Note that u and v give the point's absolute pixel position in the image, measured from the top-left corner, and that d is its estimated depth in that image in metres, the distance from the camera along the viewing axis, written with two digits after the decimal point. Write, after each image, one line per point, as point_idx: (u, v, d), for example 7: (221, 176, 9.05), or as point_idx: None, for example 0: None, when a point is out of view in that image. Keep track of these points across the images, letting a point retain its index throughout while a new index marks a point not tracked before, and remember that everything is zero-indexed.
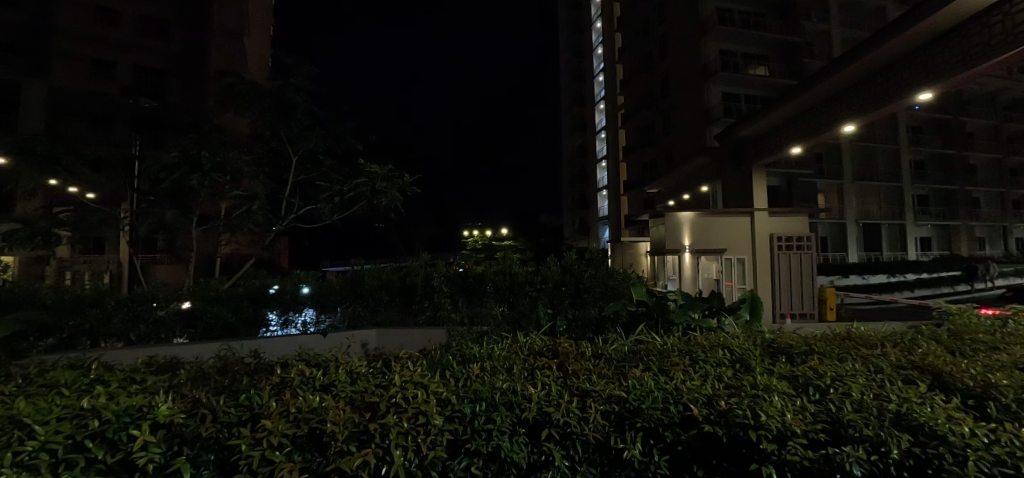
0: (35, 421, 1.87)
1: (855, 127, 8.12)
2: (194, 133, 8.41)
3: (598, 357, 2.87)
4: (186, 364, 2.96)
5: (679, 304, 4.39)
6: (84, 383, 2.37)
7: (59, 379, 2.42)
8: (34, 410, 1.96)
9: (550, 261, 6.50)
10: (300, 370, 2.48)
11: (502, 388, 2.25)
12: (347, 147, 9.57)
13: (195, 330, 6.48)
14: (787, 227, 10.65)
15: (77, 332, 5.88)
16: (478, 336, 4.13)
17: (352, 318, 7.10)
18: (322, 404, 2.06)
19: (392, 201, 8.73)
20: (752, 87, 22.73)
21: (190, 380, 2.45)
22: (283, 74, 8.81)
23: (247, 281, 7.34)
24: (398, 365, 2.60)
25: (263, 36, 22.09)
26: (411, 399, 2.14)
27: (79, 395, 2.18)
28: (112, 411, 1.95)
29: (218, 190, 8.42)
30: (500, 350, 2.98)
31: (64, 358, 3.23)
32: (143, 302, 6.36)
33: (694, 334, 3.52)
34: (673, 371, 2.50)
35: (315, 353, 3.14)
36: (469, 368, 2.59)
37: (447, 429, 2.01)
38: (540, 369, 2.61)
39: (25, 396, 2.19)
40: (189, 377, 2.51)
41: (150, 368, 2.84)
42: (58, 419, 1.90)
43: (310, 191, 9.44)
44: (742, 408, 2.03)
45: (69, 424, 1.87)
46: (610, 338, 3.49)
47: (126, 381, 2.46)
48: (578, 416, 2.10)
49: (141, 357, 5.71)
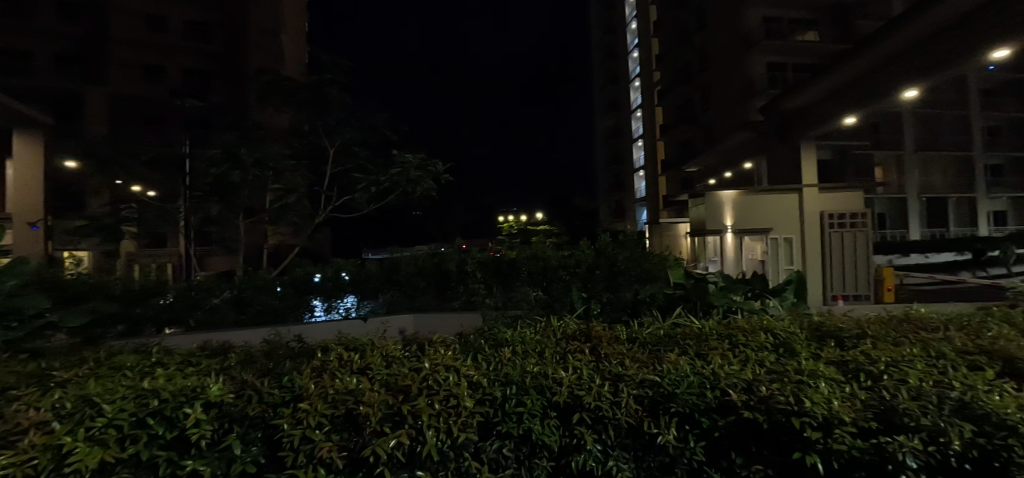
0: (102, 400, 2.00)
1: (918, 92, 7.53)
2: (236, 128, 8.76)
3: (632, 342, 2.80)
4: (236, 349, 3.10)
5: (719, 286, 4.22)
6: (145, 366, 2.54)
7: (124, 362, 2.58)
8: (102, 390, 2.11)
9: (585, 244, 6.27)
10: (339, 354, 2.57)
11: (532, 371, 2.26)
12: (381, 137, 9.75)
13: (246, 316, 6.83)
14: (840, 205, 10.06)
15: (142, 318, 6.31)
16: (511, 321, 4.10)
17: (390, 305, 7.34)
18: (357, 386, 2.13)
19: (426, 189, 9.12)
20: (800, 54, 21.41)
21: (238, 363, 2.58)
22: (317, 68, 9.09)
23: (291, 270, 7.64)
24: (431, 349, 2.64)
25: (298, 31, 22.70)
26: (443, 381, 2.17)
27: (141, 377, 2.34)
28: (166, 392, 2.06)
29: (261, 185, 8.79)
30: (532, 334, 2.96)
31: (131, 344, 3.38)
32: (199, 290, 6.76)
33: (735, 318, 3.34)
34: (711, 355, 2.41)
35: (354, 337, 3.22)
36: (500, 352, 2.59)
37: (478, 411, 2.03)
38: (573, 353, 2.57)
39: (96, 377, 2.36)
40: (236, 360, 2.64)
41: (204, 351, 3.01)
42: (121, 399, 2.03)
43: (346, 182, 9.66)
44: (785, 394, 1.92)
45: (131, 403, 1.99)
46: (644, 322, 3.39)
47: (183, 364, 2.62)
48: (609, 401, 2.07)
49: (198, 342, 6.08)
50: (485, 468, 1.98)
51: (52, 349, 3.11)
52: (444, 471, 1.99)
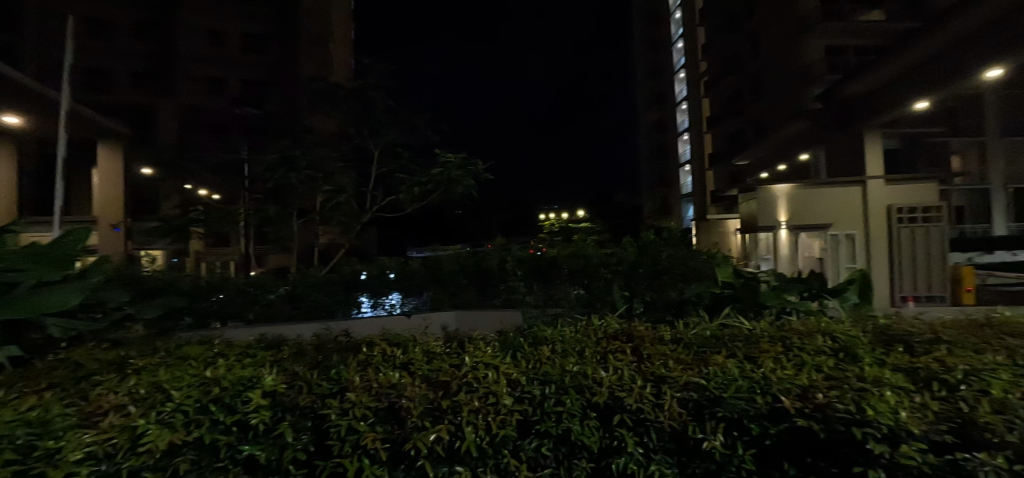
0: (170, 387, 2.13)
1: (1002, 71, 6.83)
2: (289, 134, 9.18)
3: (677, 342, 2.68)
4: (289, 341, 3.24)
5: (772, 285, 3.98)
6: (208, 356, 2.69)
7: (190, 353, 2.76)
8: (170, 377, 2.26)
9: (627, 242, 6.11)
10: (383, 349, 2.62)
11: (572, 370, 2.20)
12: (423, 138, 9.95)
13: (298, 311, 7.15)
14: (908, 198, 9.38)
15: (207, 313, 6.74)
16: (551, 319, 4.06)
17: (433, 302, 7.46)
18: (399, 380, 2.17)
19: (468, 188, 9.24)
20: (863, 36, 19.97)
21: (290, 355, 2.69)
22: (361, 72, 9.38)
23: (339, 268, 7.92)
24: (471, 346, 2.64)
25: (344, 38, 23.64)
26: (482, 378, 2.17)
27: (203, 366, 2.48)
28: (225, 382, 2.16)
29: (313, 187, 9.16)
30: (572, 332, 2.91)
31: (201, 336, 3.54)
32: (257, 287, 7.13)
33: (789, 319, 3.13)
34: (762, 358, 2.27)
35: (397, 332, 3.29)
36: (539, 350, 2.56)
37: (516, 409, 2.01)
38: (613, 353, 2.49)
39: (166, 364, 2.53)
40: (289, 353, 2.75)
41: (260, 343, 3.17)
42: (187, 386, 2.16)
43: (391, 183, 9.91)
44: (844, 401, 1.77)
45: (195, 389, 2.11)
46: (690, 322, 3.25)
47: (241, 355, 2.76)
48: (652, 402, 1.99)
49: (256, 334, 6.43)
50: (524, 467, 1.95)
51: (128, 339, 3.35)
52: (483, 469, 1.98)
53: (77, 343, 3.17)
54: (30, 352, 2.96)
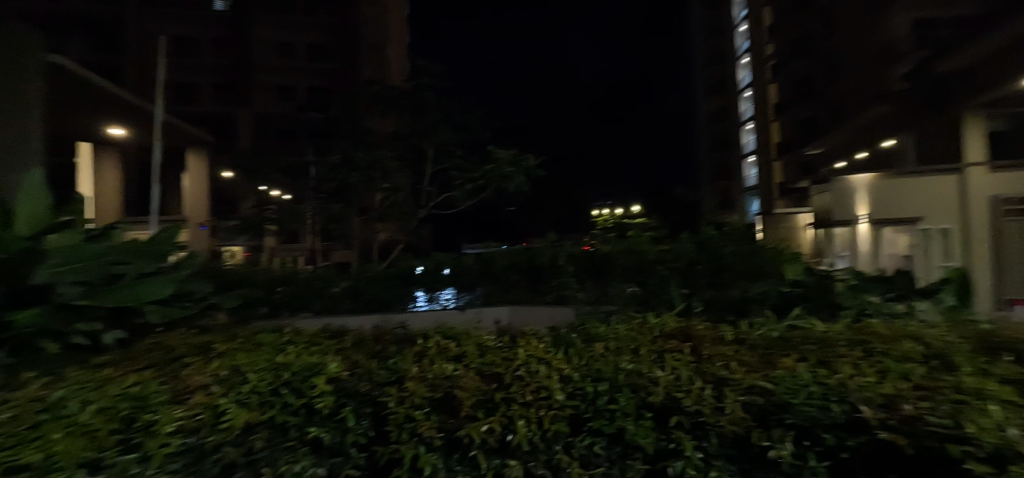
0: (248, 370, 2.28)
1: None
2: (350, 136, 9.57)
3: (740, 343, 2.49)
4: (351, 331, 3.36)
5: (851, 283, 3.66)
6: (280, 343, 2.85)
7: (264, 339, 2.93)
8: (247, 361, 2.41)
9: (684, 238, 5.70)
10: (437, 341, 2.64)
11: (626, 368, 2.09)
12: (476, 135, 10.03)
13: (359, 304, 7.43)
14: (1005, 188, 8.70)
15: (281, 303, 7.07)
16: (604, 315, 3.94)
17: (485, 297, 7.49)
18: (453, 372, 2.18)
19: (520, 184, 9.20)
20: None
21: (352, 345, 2.79)
22: (416, 74, 9.59)
23: (397, 263, 8.15)
24: (523, 340, 2.60)
25: (401, 42, 24.42)
26: (533, 373, 2.13)
27: (275, 352, 2.63)
28: (293, 367, 2.28)
29: (372, 186, 9.48)
30: (626, 329, 2.78)
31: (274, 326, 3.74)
32: (322, 281, 7.47)
33: (870, 322, 2.83)
34: (839, 364, 2.04)
35: (452, 326, 3.32)
36: (593, 347, 2.46)
37: (568, 404, 1.97)
38: (670, 353, 2.34)
39: (241, 349, 2.69)
40: (351, 342, 2.84)
41: (325, 332, 3.31)
42: (262, 369, 2.30)
43: (446, 180, 10.06)
44: (938, 413, 1.54)
45: (269, 373, 2.25)
46: (755, 322, 3.03)
47: (308, 343, 2.90)
48: (712, 405, 1.85)
49: (322, 325, 6.75)
50: (576, 464, 1.89)
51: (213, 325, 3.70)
52: (535, 463, 1.94)
53: (170, 329, 3.54)
54: (133, 336, 3.35)
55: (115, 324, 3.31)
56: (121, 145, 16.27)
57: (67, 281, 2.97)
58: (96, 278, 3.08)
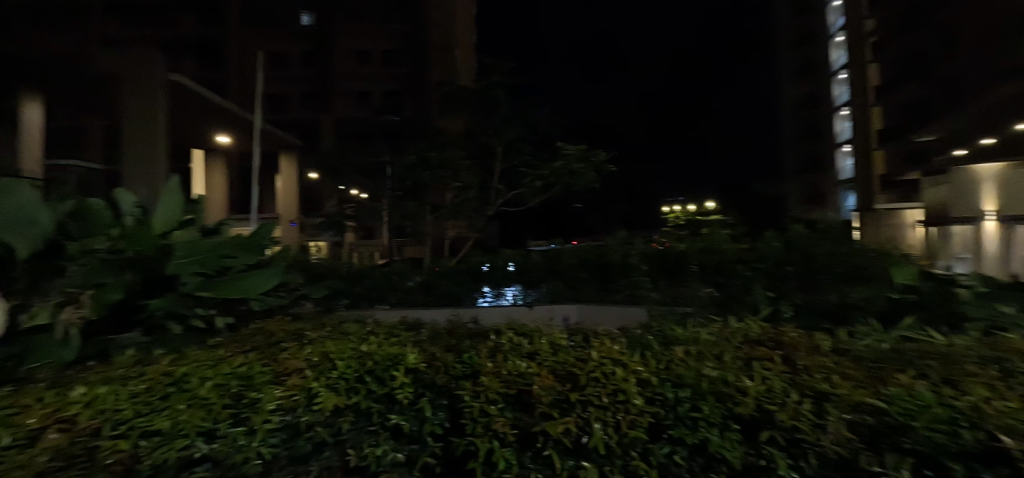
0: (335, 357, 2.39)
1: None
2: (424, 136, 9.87)
3: (842, 355, 2.22)
4: (424, 324, 3.43)
5: (977, 292, 3.25)
6: (362, 333, 2.97)
7: (347, 328, 3.07)
8: (334, 349, 2.53)
9: (770, 236, 5.24)
10: (510, 338, 2.61)
11: (710, 374, 1.94)
12: (544, 132, 9.98)
13: (431, 298, 7.63)
14: None
15: (360, 296, 7.45)
16: (682, 317, 3.73)
17: (553, 294, 7.42)
18: (528, 369, 2.15)
19: (590, 181, 9.00)
20: None
21: (427, 338, 2.83)
22: (485, 73, 9.70)
23: (466, 259, 8.27)
24: (597, 340, 2.50)
25: (469, 44, 24.95)
26: (609, 374, 2.04)
27: (358, 341, 2.74)
28: (376, 357, 2.38)
29: (444, 184, 9.72)
30: (708, 333, 2.59)
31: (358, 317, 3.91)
32: (397, 275, 7.73)
33: (1006, 337, 2.43)
34: (969, 384, 1.75)
35: (524, 323, 3.28)
36: (672, 350, 2.31)
37: (647, 410, 1.86)
38: (759, 360, 2.12)
39: (327, 337, 2.83)
40: (426, 335, 2.89)
41: (402, 325, 3.41)
42: (348, 357, 2.40)
43: (514, 178, 10.09)
44: None
45: (353, 360, 2.34)
46: (858, 331, 2.72)
47: (387, 334, 2.99)
48: (812, 422, 1.65)
49: (398, 317, 7.01)
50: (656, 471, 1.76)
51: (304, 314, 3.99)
52: (611, 469, 1.83)
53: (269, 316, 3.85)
54: (239, 322, 3.65)
55: (225, 311, 3.57)
56: (226, 152, 18.08)
57: (188, 272, 3.30)
58: (210, 270, 3.41)
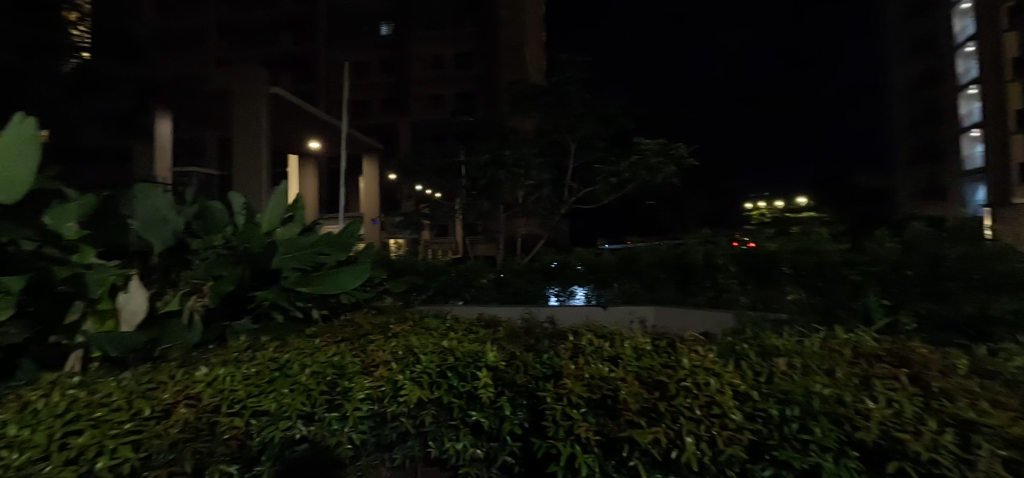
0: (418, 351, 2.44)
1: None
2: (496, 136, 9.96)
3: (983, 378, 1.91)
4: (501, 322, 3.43)
5: None
6: (441, 328, 3.02)
7: (427, 324, 3.14)
8: (417, 343, 2.58)
9: (881, 235, 4.70)
10: (590, 339, 2.53)
11: (821, 391, 1.74)
12: (619, 127, 9.69)
13: (505, 295, 7.71)
14: None
15: (437, 291, 7.72)
16: (778, 325, 3.43)
17: (628, 294, 7.24)
18: (613, 374, 2.06)
19: (668, 176, 8.63)
20: None
21: (506, 336, 2.81)
22: (556, 70, 9.58)
23: (539, 257, 8.23)
24: (686, 347, 2.35)
25: (538, 41, 24.92)
26: (703, 385, 1.89)
27: (439, 337, 2.79)
28: (457, 352, 2.39)
29: (517, 182, 9.76)
30: (814, 345, 2.34)
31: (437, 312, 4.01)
32: (472, 272, 7.88)
33: None
34: None
35: (602, 324, 3.18)
36: (773, 361, 2.11)
37: (746, 426, 1.71)
38: (880, 378, 1.88)
39: (410, 332, 2.91)
40: (505, 334, 2.88)
41: (480, 322, 3.44)
42: (431, 352, 2.43)
43: (588, 174, 9.92)
44: None
45: (436, 355, 2.38)
46: (1002, 349, 2.34)
47: (466, 331, 3.02)
48: (956, 456, 1.42)
49: (473, 314, 7.13)
50: None
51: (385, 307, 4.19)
52: None
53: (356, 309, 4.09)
54: (331, 313, 3.91)
55: (317, 304, 3.84)
56: (316, 156, 19.46)
57: (289, 267, 3.51)
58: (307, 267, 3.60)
